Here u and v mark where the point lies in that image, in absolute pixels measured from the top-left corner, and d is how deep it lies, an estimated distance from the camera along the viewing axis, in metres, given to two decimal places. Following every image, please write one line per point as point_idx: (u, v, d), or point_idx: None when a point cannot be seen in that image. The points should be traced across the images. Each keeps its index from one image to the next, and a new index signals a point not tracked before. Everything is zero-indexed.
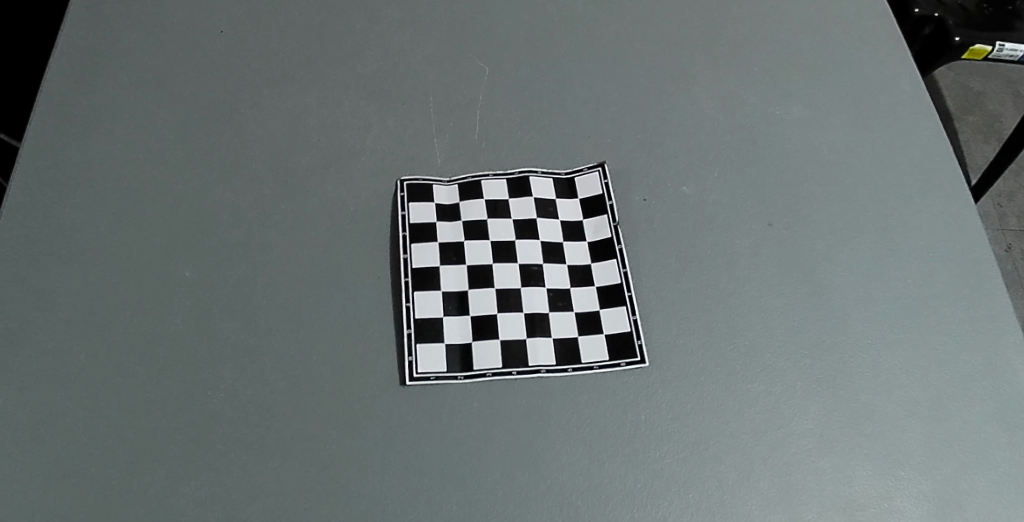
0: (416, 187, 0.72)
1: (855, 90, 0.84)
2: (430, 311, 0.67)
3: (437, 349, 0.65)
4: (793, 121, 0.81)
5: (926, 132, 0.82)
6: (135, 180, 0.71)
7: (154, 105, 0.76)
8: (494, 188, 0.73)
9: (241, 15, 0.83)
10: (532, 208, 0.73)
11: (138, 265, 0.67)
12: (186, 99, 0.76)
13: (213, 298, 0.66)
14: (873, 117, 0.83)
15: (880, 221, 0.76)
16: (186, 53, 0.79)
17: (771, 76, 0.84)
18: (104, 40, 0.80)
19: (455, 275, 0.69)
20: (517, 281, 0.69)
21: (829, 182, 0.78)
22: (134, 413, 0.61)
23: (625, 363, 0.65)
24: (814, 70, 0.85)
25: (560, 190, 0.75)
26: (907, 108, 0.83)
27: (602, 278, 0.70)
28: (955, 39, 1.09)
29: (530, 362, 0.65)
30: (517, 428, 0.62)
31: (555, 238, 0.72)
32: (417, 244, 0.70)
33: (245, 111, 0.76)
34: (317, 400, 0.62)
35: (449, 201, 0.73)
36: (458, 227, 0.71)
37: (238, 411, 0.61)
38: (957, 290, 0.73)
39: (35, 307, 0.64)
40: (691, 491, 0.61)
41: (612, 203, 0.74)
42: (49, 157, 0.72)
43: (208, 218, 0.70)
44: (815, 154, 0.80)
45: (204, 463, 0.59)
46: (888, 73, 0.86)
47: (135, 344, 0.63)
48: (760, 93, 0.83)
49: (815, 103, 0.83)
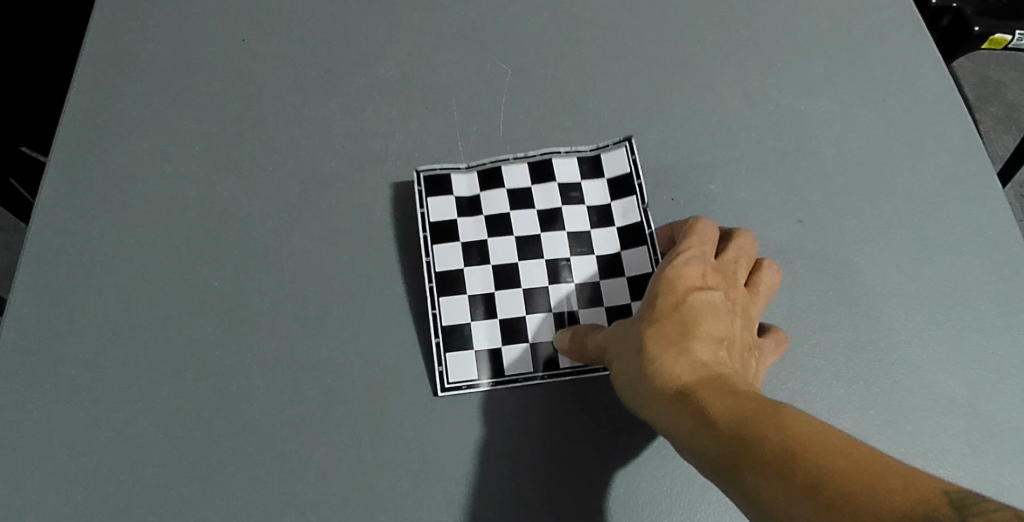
0: (431, 178, 0.72)
1: (883, 80, 0.83)
2: (457, 317, 0.67)
3: (467, 357, 0.66)
4: (820, 114, 0.80)
5: (957, 122, 0.80)
6: (162, 188, 0.72)
7: (183, 112, 0.76)
8: (516, 176, 0.73)
9: (261, 21, 0.82)
10: (556, 195, 0.73)
11: (168, 273, 0.67)
12: (211, 107, 0.77)
13: (244, 306, 0.66)
14: (903, 109, 0.81)
15: (912, 215, 0.75)
16: (208, 61, 0.79)
17: (801, 68, 0.84)
18: (126, 48, 0.80)
19: (480, 276, 0.69)
20: (544, 279, 0.70)
21: (858, 176, 0.77)
22: (177, 423, 0.62)
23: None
24: (842, 62, 0.84)
25: (585, 170, 0.74)
26: (936, 99, 0.82)
27: (632, 268, 0.71)
28: (976, 28, 1.06)
29: (561, 363, 0.67)
30: (550, 434, 0.64)
31: (581, 227, 0.72)
32: (441, 245, 0.70)
33: (269, 118, 0.76)
34: (353, 407, 0.63)
35: (468, 189, 0.72)
36: (480, 222, 0.71)
37: (276, 420, 0.63)
38: (992, 283, 0.71)
39: (72, 318, 0.66)
40: (726, 494, 0.62)
41: (639, 182, 0.73)
42: (78, 168, 0.73)
43: (235, 226, 0.70)
44: (842, 147, 0.78)
45: (252, 470, 0.61)
46: (922, 64, 0.84)
47: (172, 353, 0.64)
48: (785, 86, 0.82)
49: (843, 96, 0.82)
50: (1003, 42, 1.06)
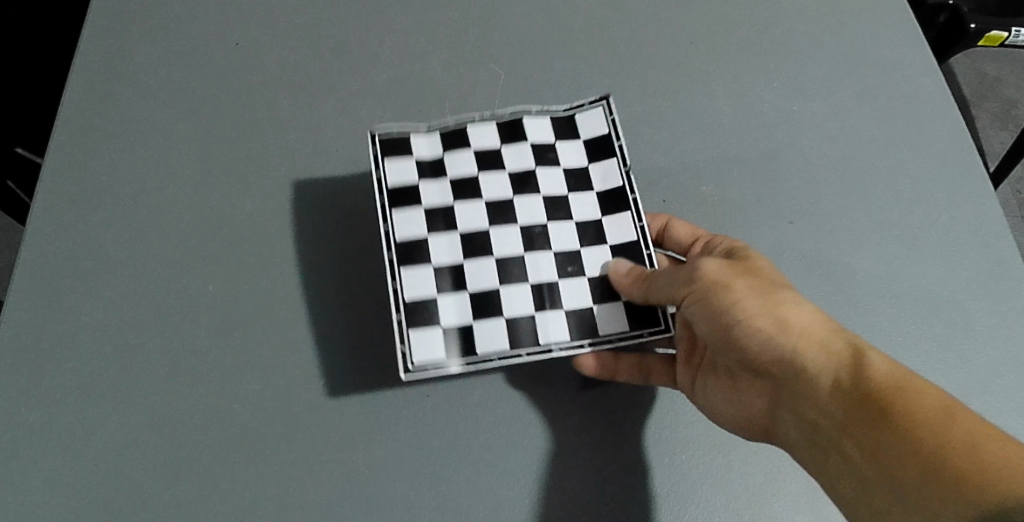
0: (389, 141, 0.69)
1: (875, 82, 0.84)
2: (422, 291, 0.64)
3: (430, 336, 0.62)
4: (811, 116, 0.81)
5: (948, 123, 0.81)
6: (155, 192, 0.72)
7: (180, 109, 0.77)
8: (483, 136, 0.70)
9: (254, 26, 0.83)
10: (528, 156, 0.70)
11: (162, 276, 0.68)
12: (203, 112, 0.77)
13: (240, 309, 0.67)
14: (893, 110, 0.82)
15: (904, 215, 0.75)
16: (200, 66, 0.80)
17: (792, 66, 0.84)
18: (118, 54, 0.80)
19: (445, 245, 0.66)
20: (520, 248, 0.67)
21: (849, 176, 0.77)
22: (169, 421, 0.62)
23: (649, 333, 0.66)
24: (832, 63, 0.85)
25: (561, 131, 0.72)
26: (926, 99, 0.82)
27: (617, 236, 0.68)
28: (971, 25, 1.07)
29: (542, 341, 0.64)
30: (544, 431, 0.65)
31: (559, 190, 0.70)
32: (399, 211, 0.66)
33: (263, 122, 0.76)
34: (348, 405, 0.64)
35: (429, 148, 0.69)
36: (444, 186, 0.68)
37: (271, 415, 0.63)
38: (983, 282, 0.72)
39: (64, 322, 0.66)
40: (719, 495, 0.64)
41: (619, 142, 0.71)
42: (70, 172, 0.73)
43: (229, 231, 0.70)
44: (834, 148, 0.79)
45: (248, 470, 0.61)
46: (912, 61, 0.85)
47: (165, 354, 0.65)
48: (775, 87, 0.83)
49: (834, 97, 0.82)
50: (1000, 38, 1.07)
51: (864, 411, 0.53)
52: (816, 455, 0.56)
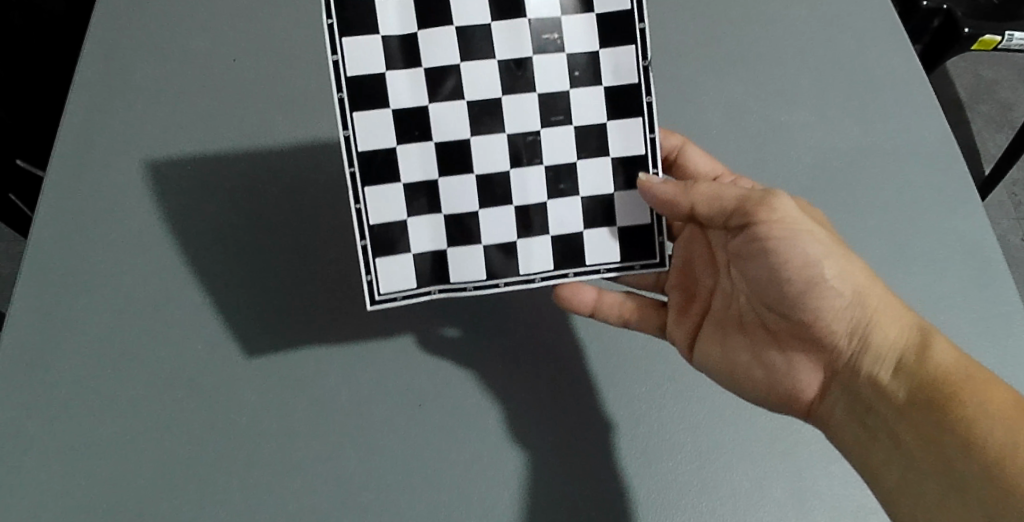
0: (350, 6, 0.62)
1: (862, 87, 0.85)
2: (393, 213, 0.65)
3: (399, 264, 0.66)
4: (797, 124, 0.83)
5: (935, 129, 0.83)
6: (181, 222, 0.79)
7: (208, 118, 0.84)
8: (467, 3, 0.63)
9: (264, 53, 0.88)
10: (526, 42, 0.65)
11: (189, 296, 0.76)
12: (221, 143, 0.83)
13: (263, 322, 0.75)
14: (879, 116, 0.84)
15: (888, 222, 0.78)
16: (216, 96, 0.86)
17: (778, 66, 0.87)
18: (136, 85, 0.86)
19: (420, 155, 0.65)
20: (505, 162, 0.66)
21: (834, 185, 0.80)
22: (201, 425, 0.70)
23: (641, 266, 0.69)
24: (819, 68, 0.87)
25: (568, 3, 0.65)
26: (913, 105, 0.84)
27: (619, 148, 0.67)
28: (960, 10, 1.12)
29: (524, 270, 0.68)
30: (538, 436, 0.71)
31: (559, 87, 0.66)
32: (363, 113, 0.63)
33: (276, 153, 0.83)
34: (360, 404, 0.72)
35: (400, 21, 0.63)
36: (419, 82, 0.64)
37: (292, 416, 0.71)
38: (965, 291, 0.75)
39: (102, 341, 0.73)
40: (704, 499, 0.68)
41: (642, 27, 0.65)
42: (101, 203, 0.80)
43: (252, 254, 0.78)
44: (821, 157, 0.81)
45: (273, 466, 0.69)
46: (897, 60, 0.87)
47: (195, 365, 0.73)
48: (762, 95, 0.85)
49: (821, 104, 0.84)
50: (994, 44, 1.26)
51: (933, 393, 0.60)
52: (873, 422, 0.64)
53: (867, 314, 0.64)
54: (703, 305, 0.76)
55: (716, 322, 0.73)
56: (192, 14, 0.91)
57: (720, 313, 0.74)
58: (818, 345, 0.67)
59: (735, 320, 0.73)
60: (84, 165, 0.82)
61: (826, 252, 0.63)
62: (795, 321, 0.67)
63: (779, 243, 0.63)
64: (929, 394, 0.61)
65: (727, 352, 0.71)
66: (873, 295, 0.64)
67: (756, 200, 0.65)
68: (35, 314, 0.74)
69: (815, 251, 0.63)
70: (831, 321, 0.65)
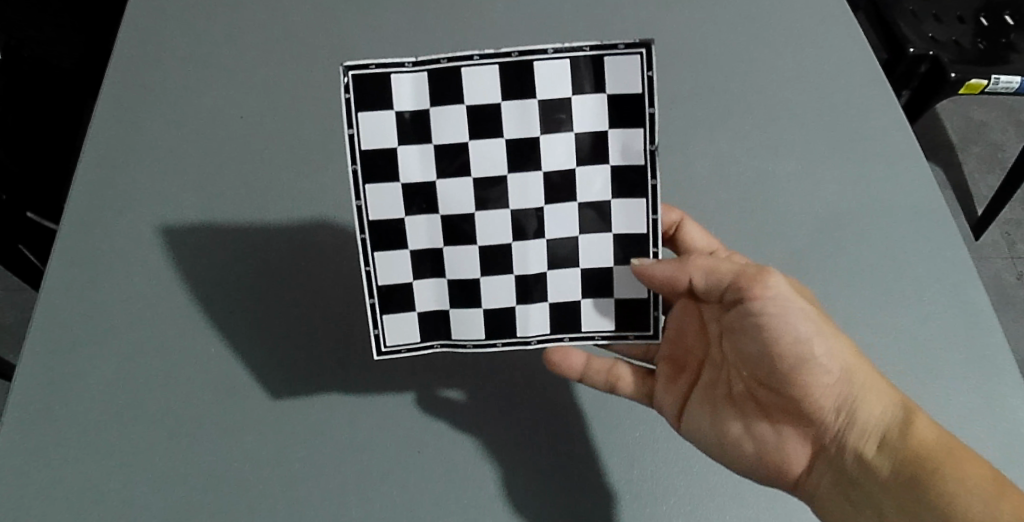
0: (365, 80, 0.61)
1: (831, 149, 0.96)
2: (400, 275, 0.67)
3: (405, 321, 0.69)
4: (778, 182, 0.93)
5: (896, 189, 0.93)
6: (200, 265, 0.83)
7: (218, 180, 0.89)
8: (478, 80, 0.62)
9: (290, 109, 0.96)
10: (535, 122, 0.64)
11: (204, 335, 0.78)
12: (243, 194, 0.89)
13: (276, 360, 0.77)
14: (847, 176, 0.94)
15: (858, 274, 0.86)
16: (240, 149, 0.92)
17: (755, 132, 0.97)
18: (166, 139, 0.92)
19: (425, 226, 0.66)
20: (509, 236, 0.67)
21: (810, 237, 0.89)
22: (207, 458, 0.71)
23: (635, 335, 0.70)
24: (793, 135, 0.97)
25: (581, 83, 0.63)
26: (877, 166, 0.95)
27: (622, 225, 0.67)
28: (952, 74, 1.48)
29: (521, 333, 0.70)
30: (539, 476, 0.73)
31: (567, 164, 0.65)
32: (374, 184, 0.64)
33: (296, 203, 0.88)
34: (366, 440, 0.73)
35: (413, 97, 0.63)
36: (427, 157, 0.64)
37: (298, 450, 0.72)
38: (932, 337, 0.81)
39: (115, 377, 0.75)
40: None
41: (651, 111, 0.63)
42: (125, 247, 0.84)
43: (267, 296, 0.82)
44: (798, 213, 0.91)
45: (277, 497, 0.70)
46: (863, 126, 0.98)
47: (205, 402, 0.74)
48: (742, 158, 0.95)
49: (795, 164, 0.95)
50: (980, 86, 1.50)
51: (916, 467, 0.64)
52: (859, 495, 0.67)
53: (854, 390, 0.67)
54: (691, 377, 0.77)
55: (705, 393, 0.74)
56: (202, 86, 0.97)
57: (708, 385, 0.75)
58: (805, 419, 0.70)
59: (723, 392, 0.74)
60: (98, 224, 0.85)
61: (818, 331, 0.66)
62: (786, 396, 0.70)
63: (775, 320, 0.66)
64: (913, 468, 0.65)
65: (717, 425, 0.72)
66: (860, 373, 0.67)
67: (751, 277, 0.66)
68: (53, 351, 0.76)
69: (807, 333, 0.66)
70: (820, 397, 0.68)
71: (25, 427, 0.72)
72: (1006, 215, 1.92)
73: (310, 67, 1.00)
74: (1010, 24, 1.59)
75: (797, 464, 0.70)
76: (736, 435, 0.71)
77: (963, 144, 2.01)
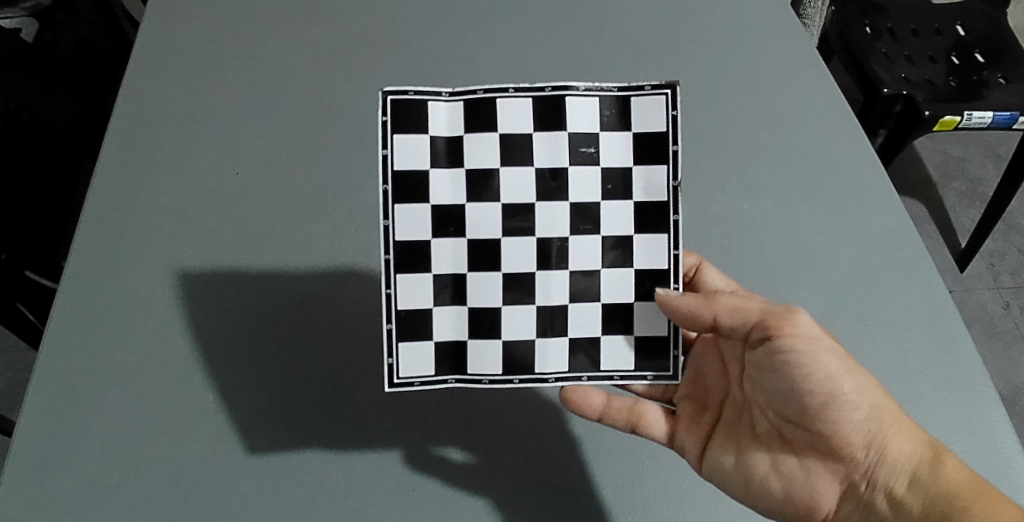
0: (404, 105, 0.66)
1: (812, 179, 1.01)
2: (420, 302, 0.69)
3: (420, 350, 0.69)
4: (762, 212, 0.97)
5: (875, 217, 0.97)
6: (210, 306, 0.86)
7: (227, 223, 0.93)
8: (508, 111, 0.67)
9: (297, 156, 1.00)
10: (564, 153, 0.68)
11: (216, 372, 0.81)
12: (252, 235, 0.93)
13: (288, 397, 0.81)
14: (828, 205, 0.98)
15: (844, 297, 0.90)
16: (249, 194, 0.96)
17: (739, 165, 1.02)
18: (176, 183, 0.96)
19: (451, 250, 0.68)
20: (532, 264, 0.69)
21: (795, 263, 0.93)
22: (219, 488, 0.75)
23: (653, 376, 0.72)
24: (774, 167, 1.02)
25: (609, 121, 0.68)
26: (856, 195, 0.99)
27: (643, 261, 0.70)
28: (925, 112, 1.54)
29: (539, 369, 0.71)
30: (539, 499, 0.76)
31: (591, 197, 0.69)
32: (403, 205, 0.67)
33: (306, 245, 0.92)
34: (374, 469, 0.77)
35: (448, 123, 0.67)
36: (457, 185, 0.67)
37: (308, 480, 0.76)
38: (916, 354, 0.85)
39: (129, 413, 0.78)
40: None
41: (674, 148, 0.68)
42: (135, 286, 0.87)
43: (278, 335, 0.85)
44: (781, 240, 0.95)
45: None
46: (840, 159, 1.03)
47: (217, 436, 0.77)
48: (727, 189, 1.00)
49: (778, 194, 0.99)
50: (954, 122, 1.55)
51: (946, 505, 0.67)
52: None
53: (883, 429, 0.70)
54: (713, 416, 0.79)
55: (728, 433, 0.77)
56: (211, 133, 1.02)
57: (731, 425, 0.78)
58: (832, 457, 0.73)
59: (747, 431, 0.76)
60: (106, 271, 0.88)
61: (846, 371, 0.69)
62: (814, 435, 0.72)
63: (803, 356, 0.68)
64: (944, 506, 0.67)
65: (742, 465, 0.74)
66: (888, 411, 0.70)
67: (778, 316, 0.70)
68: (68, 388, 0.79)
69: (836, 373, 0.68)
70: (848, 434, 0.71)
71: (41, 461, 0.75)
72: (992, 245, 1.96)
73: (315, 115, 1.05)
74: (982, 61, 1.65)
75: (825, 500, 0.73)
76: (762, 473, 0.74)
77: (943, 180, 2.07)
